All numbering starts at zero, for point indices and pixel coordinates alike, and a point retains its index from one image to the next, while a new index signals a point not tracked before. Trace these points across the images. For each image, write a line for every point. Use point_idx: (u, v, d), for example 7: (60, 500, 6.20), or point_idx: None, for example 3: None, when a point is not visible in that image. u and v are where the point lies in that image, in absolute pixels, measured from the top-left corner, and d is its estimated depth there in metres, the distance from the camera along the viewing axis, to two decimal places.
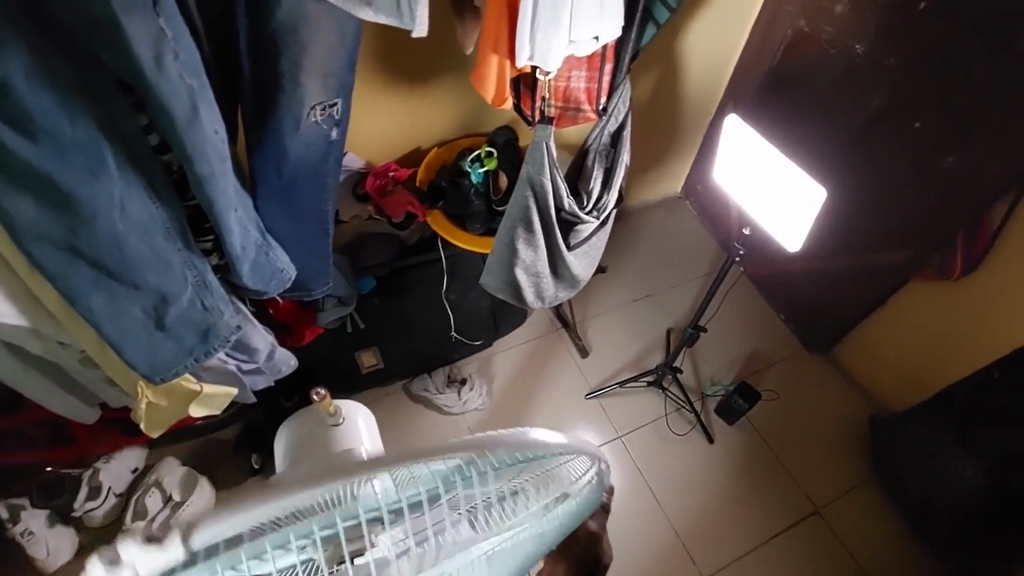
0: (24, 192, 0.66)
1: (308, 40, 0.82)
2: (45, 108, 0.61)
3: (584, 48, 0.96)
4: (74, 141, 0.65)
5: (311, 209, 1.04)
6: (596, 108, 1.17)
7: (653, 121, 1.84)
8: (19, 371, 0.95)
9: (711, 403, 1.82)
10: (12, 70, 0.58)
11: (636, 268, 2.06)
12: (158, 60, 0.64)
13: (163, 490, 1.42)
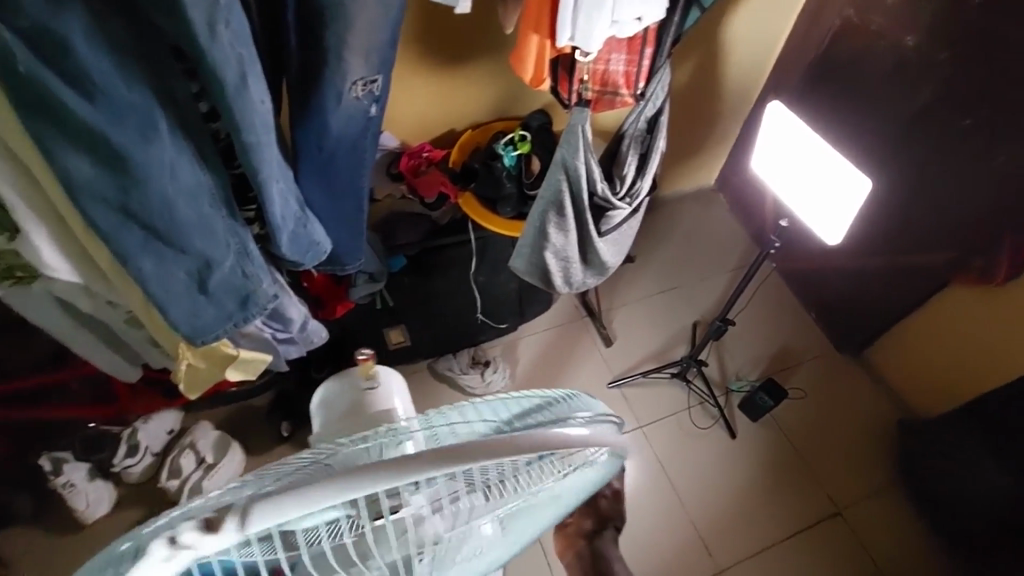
0: (82, 154, 0.68)
1: (353, 14, 0.83)
2: (103, 70, 0.63)
3: (627, 30, 0.94)
4: (129, 104, 0.67)
5: (347, 184, 1.06)
6: (634, 93, 1.16)
7: (690, 110, 1.81)
8: (70, 328, 1.00)
9: (736, 398, 1.80)
10: (74, 32, 0.60)
11: (665, 258, 2.04)
12: (211, 28, 0.66)
13: (197, 451, 1.48)
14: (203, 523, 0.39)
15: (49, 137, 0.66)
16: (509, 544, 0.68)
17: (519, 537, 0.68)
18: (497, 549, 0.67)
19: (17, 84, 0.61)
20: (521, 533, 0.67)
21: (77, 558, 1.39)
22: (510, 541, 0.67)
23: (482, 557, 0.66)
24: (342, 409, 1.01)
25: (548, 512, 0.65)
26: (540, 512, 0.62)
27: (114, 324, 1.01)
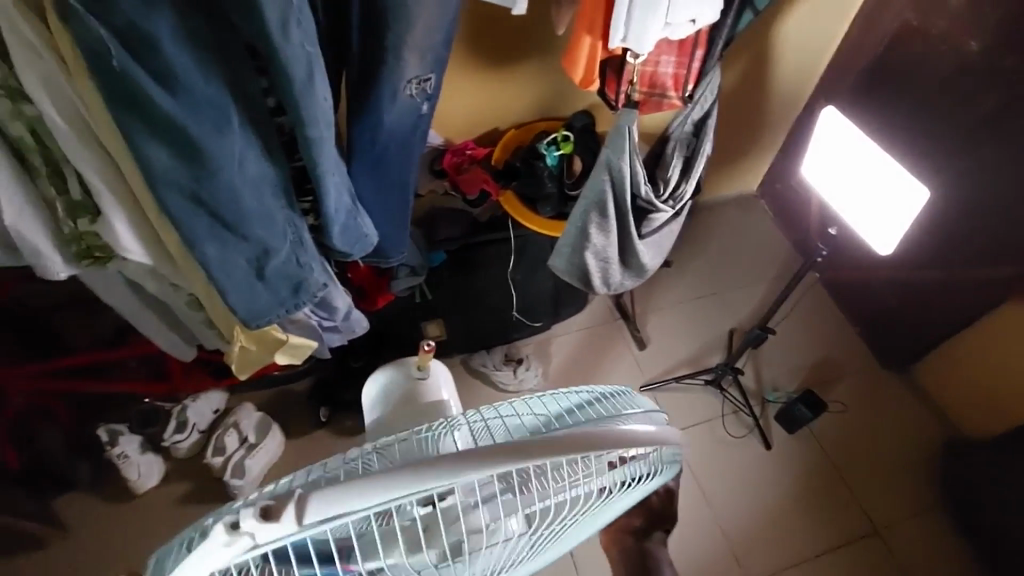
0: (162, 145, 0.73)
1: (413, 15, 0.85)
2: (185, 66, 0.68)
3: (680, 31, 0.94)
4: (206, 97, 0.71)
5: (396, 179, 1.09)
6: (682, 95, 1.15)
7: (736, 115, 1.78)
8: (135, 307, 1.06)
9: (772, 409, 1.77)
10: (161, 30, 0.64)
11: (703, 264, 2.01)
12: (284, 26, 0.69)
13: (240, 431, 1.55)
14: (264, 511, 0.41)
15: (133, 127, 0.70)
16: (553, 548, 0.69)
17: (563, 540, 0.69)
18: (542, 552, 0.68)
19: (110, 78, 0.66)
20: (566, 537, 0.67)
21: (129, 526, 1.48)
22: (554, 545, 0.68)
23: (527, 561, 0.67)
24: (396, 404, 0.88)
25: (594, 518, 0.65)
26: (587, 516, 0.63)
27: (175, 306, 1.07)
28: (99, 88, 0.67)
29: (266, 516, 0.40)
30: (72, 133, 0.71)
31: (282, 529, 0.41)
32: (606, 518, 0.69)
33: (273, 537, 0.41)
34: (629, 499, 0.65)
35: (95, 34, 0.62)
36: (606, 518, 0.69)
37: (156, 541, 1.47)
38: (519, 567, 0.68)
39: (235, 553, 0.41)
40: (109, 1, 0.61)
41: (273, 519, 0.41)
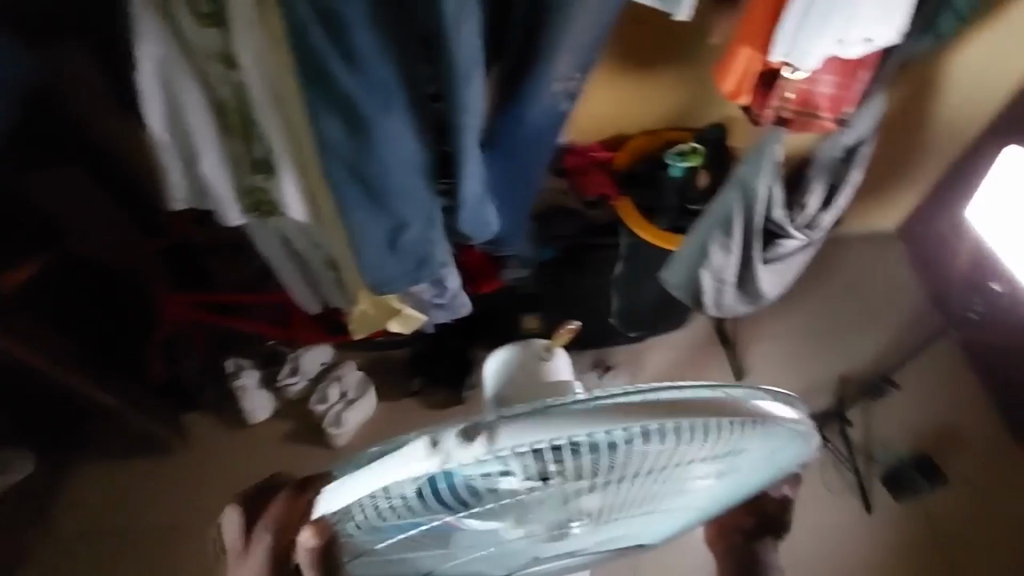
0: (336, 119, 0.80)
1: (574, 15, 0.88)
2: (367, 50, 0.74)
3: (851, 51, 0.87)
4: (379, 80, 0.77)
5: (525, 172, 1.12)
6: (836, 117, 1.05)
7: (887, 144, 1.62)
8: (282, 259, 1.19)
9: (879, 470, 1.60)
10: (354, 16, 0.71)
11: (821, 299, 1.85)
12: (459, 19, 0.74)
13: (341, 385, 1.69)
14: (463, 432, 0.45)
15: (316, 99, 0.78)
16: (634, 531, 0.71)
17: (645, 527, 0.70)
18: (624, 532, 0.70)
19: (306, 53, 0.73)
20: (649, 524, 0.69)
21: (240, 451, 1.66)
22: (637, 528, 0.70)
23: (609, 538, 0.70)
24: (517, 388, 0.75)
25: (683, 508, 0.67)
26: (678, 502, 0.65)
27: (312, 263, 1.19)
28: (295, 62, 0.75)
29: (466, 437, 0.44)
30: (266, 99, 0.81)
31: (477, 452, 0.44)
32: (690, 513, 0.71)
33: (472, 457, 0.44)
34: (724, 496, 0.67)
35: (303, 14, 0.70)
36: (691, 513, 0.71)
37: (260, 469, 1.64)
38: (599, 541, 0.71)
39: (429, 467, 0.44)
40: None
41: (472, 441, 0.44)
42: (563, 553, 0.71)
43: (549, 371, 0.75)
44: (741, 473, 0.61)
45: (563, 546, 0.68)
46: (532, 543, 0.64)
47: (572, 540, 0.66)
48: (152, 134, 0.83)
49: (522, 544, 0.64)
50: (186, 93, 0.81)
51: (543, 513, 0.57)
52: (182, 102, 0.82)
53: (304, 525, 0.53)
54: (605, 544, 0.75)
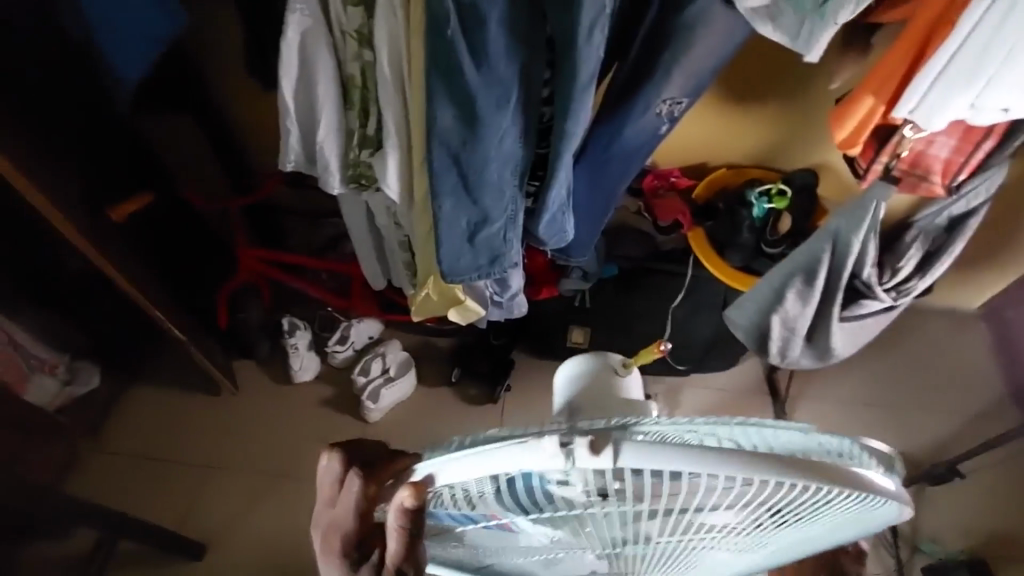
0: (451, 107, 0.83)
1: (697, 39, 0.87)
2: (497, 45, 0.77)
3: (983, 117, 0.84)
4: (502, 76, 0.80)
5: (609, 187, 1.11)
6: (946, 184, 1.02)
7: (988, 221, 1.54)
8: (360, 229, 1.23)
9: (921, 560, 1.51)
10: (493, 12, 0.74)
11: (885, 368, 1.76)
12: (591, 29, 0.76)
13: (384, 362, 1.72)
14: (591, 444, 0.43)
15: (435, 86, 0.80)
16: (685, 563, 0.69)
17: (695, 561, 0.68)
18: (672, 561, 0.68)
19: (438, 42, 0.76)
20: (699, 559, 0.66)
21: (281, 406, 1.72)
22: (687, 560, 0.68)
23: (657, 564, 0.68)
24: (588, 396, 0.80)
25: (743, 550, 0.64)
26: (738, 544, 0.62)
27: (388, 242, 1.23)
28: (427, 47, 0.78)
29: (592, 448, 0.43)
30: (390, 80, 0.84)
31: (600, 464, 0.43)
32: (750, 557, 0.67)
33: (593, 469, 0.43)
34: (794, 548, 0.62)
35: (444, 4, 0.73)
36: (750, 557, 0.67)
37: (297, 427, 1.69)
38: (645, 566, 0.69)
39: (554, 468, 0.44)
40: None
41: (597, 453, 0.43)
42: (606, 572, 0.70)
43: (623, 384, 0.80)
44: (817, 532, 0.56)
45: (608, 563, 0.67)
46: (580, 553, 0.63)
47: (619, 559, 0.65)
48: (282, 98, 0.87)
49: (569, 551, 0.63)
50: (319, 65, 0.85)
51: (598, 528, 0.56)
52: (313, 72, 0.86)
53: (404, 484, 0.49)
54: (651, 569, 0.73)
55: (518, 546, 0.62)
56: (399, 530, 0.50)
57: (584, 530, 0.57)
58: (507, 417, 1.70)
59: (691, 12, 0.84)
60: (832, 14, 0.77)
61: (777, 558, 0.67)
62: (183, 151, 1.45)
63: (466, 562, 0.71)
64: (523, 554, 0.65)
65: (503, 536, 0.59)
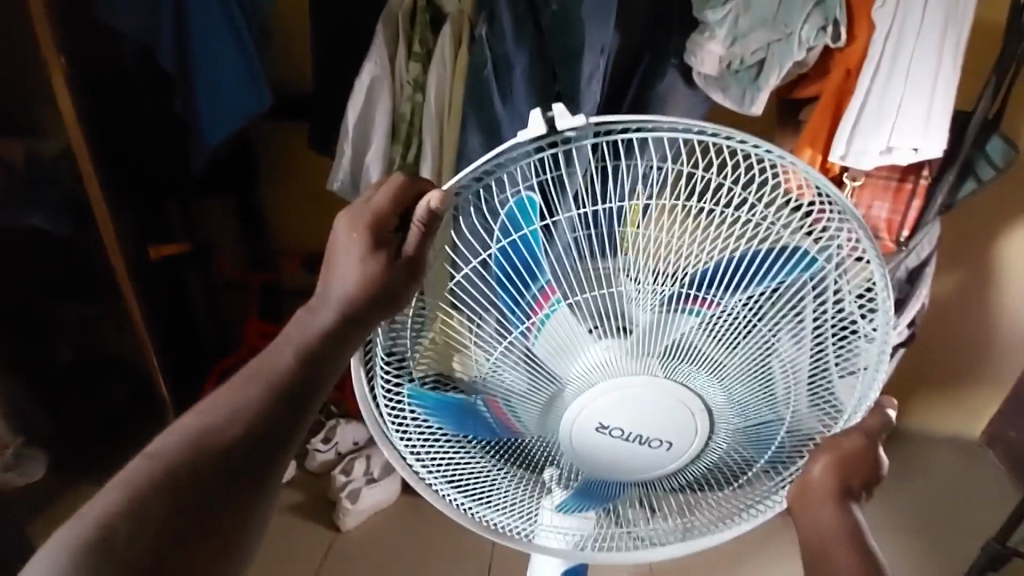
0: (480, 132, 1.03)
1: (669, 108, 1.10)
2: (518, 87, 1.01)
3: (901, 157, 1.06)
4: (520, 110, 1.02)
5: None
6: (895, 240, 1.22)
7: (947, 333, 1.61)
8: None
9: None
10: (518, 64, 1.01)
11: (905, 500, 1.61)
12: (589, 79, 1.00)
13: (368, 464, 1.51)
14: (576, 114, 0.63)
15: (470, 117, 1.03)
16: (677, 450, 0.72)
17: (709, 427, 0.72)
18: (675, 423, 0.70)
19: (478, 82, 1.02)
20: (721, 404, 0.71)
21: None
22: (699, 415, 0.70)
23: (637, 441, 0.70)
24: None
25: (722, 345, 0.69)
26: (775, 400, 0.72)
27: None
28: (467, 86, 1.03)
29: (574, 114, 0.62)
30: (434, 116, 1.08)
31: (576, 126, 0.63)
32: (737, 443, 0.74)
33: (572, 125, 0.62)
34: (770, 303, 0.69)
35: (484, 56, 1.02)
36: (748, 432, 0.74)
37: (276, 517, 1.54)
38: (615, 447, 0.71)
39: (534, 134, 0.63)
40: (500, 42, 1.00)
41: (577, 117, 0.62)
42: (578, 453, 0.72)
43: None
44: (824, 382, 0.73)
45: (589, 434, 0.70)
46: (571, 395, 0.69)
47: (640, 400, 0.68)
48: (345, 127, 1.09)
49: (569, 382, 0.69)
50: (379, 105, 1.09)
51: (584, 311, 0.67)
52: (374, 109, 1.09)
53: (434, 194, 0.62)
54: (612, 472, 0.73)
55: (518, 371, 0.70)
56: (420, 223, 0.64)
57: (659, 292, 0.67)
58: (498, 548, 1.44)
59: (661, 87, 1.09)
60: (763, 81, 1.03)
61: (764, 450, 0.75)
62: (217, 230, 1.62)
63: (451, 444, 0.75)
64: (520, 401, 0.71)
65: (508, 347, 0.69)
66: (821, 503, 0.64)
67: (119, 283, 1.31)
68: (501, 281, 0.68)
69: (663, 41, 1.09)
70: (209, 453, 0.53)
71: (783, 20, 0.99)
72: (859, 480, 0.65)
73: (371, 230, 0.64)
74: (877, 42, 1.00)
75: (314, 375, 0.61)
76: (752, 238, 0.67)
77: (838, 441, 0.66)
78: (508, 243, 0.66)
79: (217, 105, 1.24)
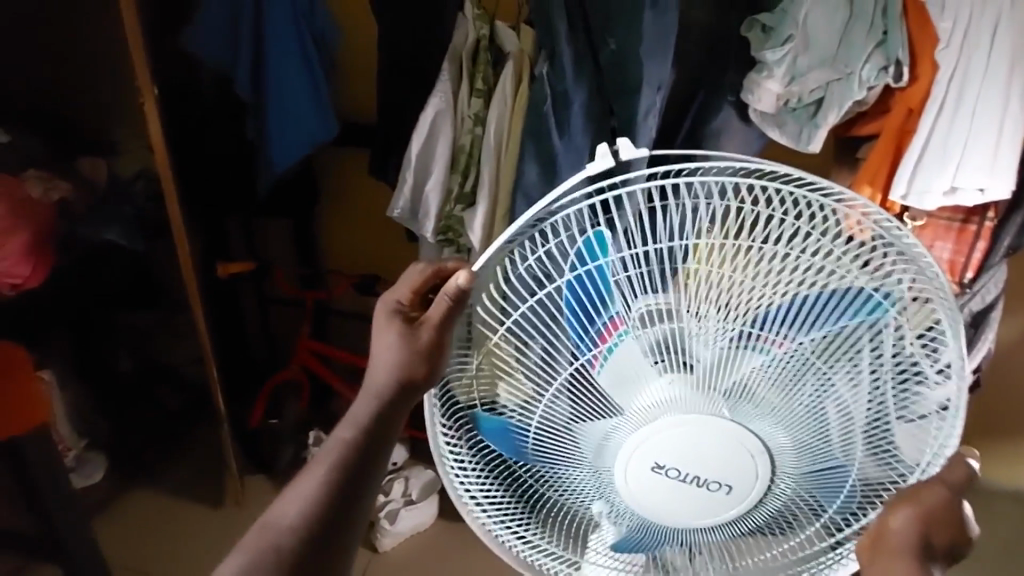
0: (537, 163, 1.07)
1: (723, 142, 1.11)
2: (576, 122, 1.05)
3: (966, 197, 1.04)
4: (577, 144, 1.05)
5: None
6: (958, 281, 1.19)
7: (1013, 378, 1.53)
8: None
9: None
10: (577, 100, 1.04)
11: (972, 557, 1.51)
12: (645, 116, 1.03)
13: (406, 486, 1.51)
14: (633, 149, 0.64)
15: (528, 149, 1.07)
16: (738, 494, 0.67)
17: (771, 471, 0.67)
18: (735, 464, 0.66)
19: (538, 116, 1.06)
20: (786, 448, 0.67)
21: None
22: (759, 457, 0.66)
23: (695, 484, 0.66)
24: None
25: (786, 386, 0.65)
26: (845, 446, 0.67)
27: None
28: (528, 121, 1.07)
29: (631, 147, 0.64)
30: (492, 147, 1.12)
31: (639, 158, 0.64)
32: (802, 487, 0.69)
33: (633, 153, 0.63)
34: (837, 343, 0.65)
35: (544, 92, 1.06)
36: (815, 479, 0.69)
37: None
38: (675, 488, 0.67)
39: (599, 162, 0.64)
40: (560, 78, 1.04)
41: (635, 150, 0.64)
42: (635, 498, 0.68)
43: None
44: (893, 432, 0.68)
45: (644, 475, 0.67)
46: (632, 426, 0.66)
47: (700, 440, 0.65)
48: (407, 155, 1.14)
49: (632, 415, 0.66)
50: (440, 135, 1.14)
51: (649, 344, 0.65)
52: (435, 139, 1.14)
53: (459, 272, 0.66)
54: (669, 515, 0.69)
55: (574, 401, 0.68)
56: (445, 297, 0.66)
57: (718, 333, 0.64)
58: None
59: (716, 123, 1.10)
60: (822, 118, 1.03)
61: (834, 497, 0.70)
62: (275, 250, 1.70)
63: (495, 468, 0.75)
64: (579, 428, 0.68)
65: (564, 377, 0.68)
66: (899, 556, 0.59)
67: (188, 297, 1.38)
68: (566, 311, 0.67)
69: (719, 78, 1.10)
70: (272, 561, 0.60)
71: (842, 60, 1.00)
72: (940, 536, 0.60)
73: (396, 314, 0.71)
74: (941, 83, 1.00)
75: (362, 462, 0.67)
76: (814, 277, 0.64)
77: (918, 492, 0.61)
78: (579, 276, 0.66)
79: (287, 135, 1.31)
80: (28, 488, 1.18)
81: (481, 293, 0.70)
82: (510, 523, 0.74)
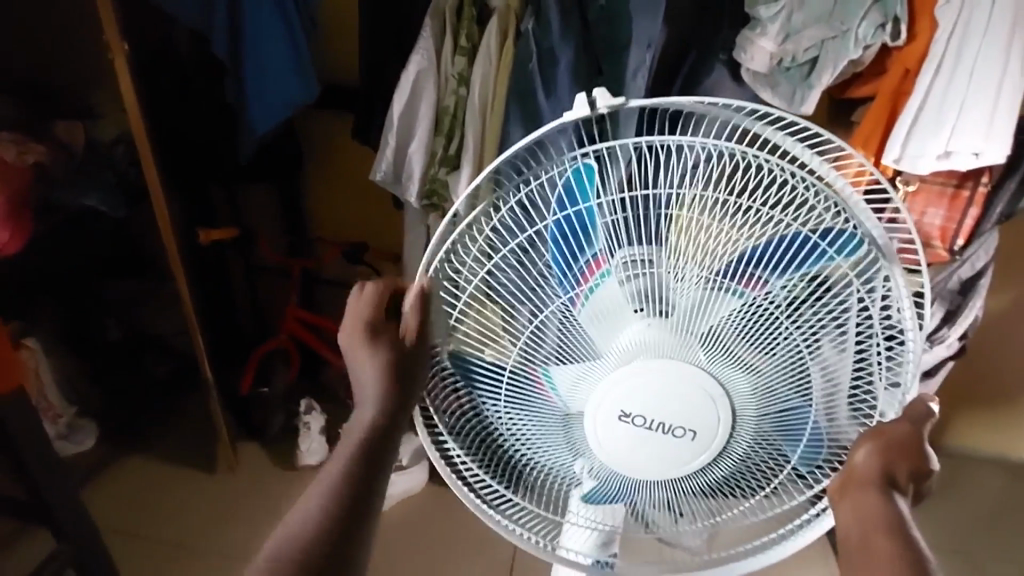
0: (523, 124, 1.03)
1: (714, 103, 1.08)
2: (563, 80, 1.01)
3: (959, 161, 1.02)
4: (563, 103, 1.02)
5: None
6: (949, 249, 1.16)
7: (1000, 346, 1.54)
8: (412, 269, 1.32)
9: None
10: (564, 57, 1.00)
11: (949, 517, 1.55)
12: (634, 74, 0.99)
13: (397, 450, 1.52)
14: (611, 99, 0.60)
15: (514, 109, 1.03)
16: (703, 441, 0.66)
17: (733, 416, 0.65)
18: (695, 409, 0.64)
19: (523, 74, 1.02)
20: (747, 392, 0.65)
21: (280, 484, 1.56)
22: (721, 402, 0.64)
23: (661, 431, 0.65)
24: None
25: (750, 328, 0.64)
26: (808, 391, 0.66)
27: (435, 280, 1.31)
28: (513, 78, 1.04)
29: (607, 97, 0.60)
30: (477, 106, 1.09)
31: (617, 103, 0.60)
32: (766, 433, 0.68)
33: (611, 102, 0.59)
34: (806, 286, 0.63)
35: (530, 49, 1.02)
36: (779, 426, 0.68)
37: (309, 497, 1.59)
38: (637, 437, 0.66)
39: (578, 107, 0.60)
40: (547, 34, 1.00)
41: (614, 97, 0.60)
42: (601, 446, 0.67)
43: None
44: (861, 382, 0.67)
45: (612, 425, 0.66)
46: (608, 364, 0.65)
47: (651, 392, 0.64)
48: (390, 115, 1.11)
49: (610, 355, 0.65)
50: (423, 94, 1.10)
51: (625, 282, 0.63)
52: (419, 100, 1.11)
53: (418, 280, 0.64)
54: (640, 471, 0.68)
55: (561, 334, 0.66)
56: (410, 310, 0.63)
57: (689, 278, 0.63)
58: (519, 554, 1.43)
59: (708, 82, 1.07)
60: (816, 79, 1.00)
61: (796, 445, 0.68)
62: (261, 217, 1.67)
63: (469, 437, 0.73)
64: (557, 364, 0.66)
65: (548, 312, 0.65)
66: (868, 488, 0.59)
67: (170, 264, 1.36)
68: (550, 248, 0.64)
69: (713, 35, 1.07)
70: None
71: (838, 17, 0.97)
72: (905, 470, 0.60)
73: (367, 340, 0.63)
74: (940, 42, 0.97)
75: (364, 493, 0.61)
76: (792, 221, 0.62)
77: (882, 429, 0.61)
78: (563, 216, 0.63)
79: (268, 97, 1.27)
80: (13, 456, 1.18)
81: (466, 234, 0.67)
82: (486, 487, 0.73)
